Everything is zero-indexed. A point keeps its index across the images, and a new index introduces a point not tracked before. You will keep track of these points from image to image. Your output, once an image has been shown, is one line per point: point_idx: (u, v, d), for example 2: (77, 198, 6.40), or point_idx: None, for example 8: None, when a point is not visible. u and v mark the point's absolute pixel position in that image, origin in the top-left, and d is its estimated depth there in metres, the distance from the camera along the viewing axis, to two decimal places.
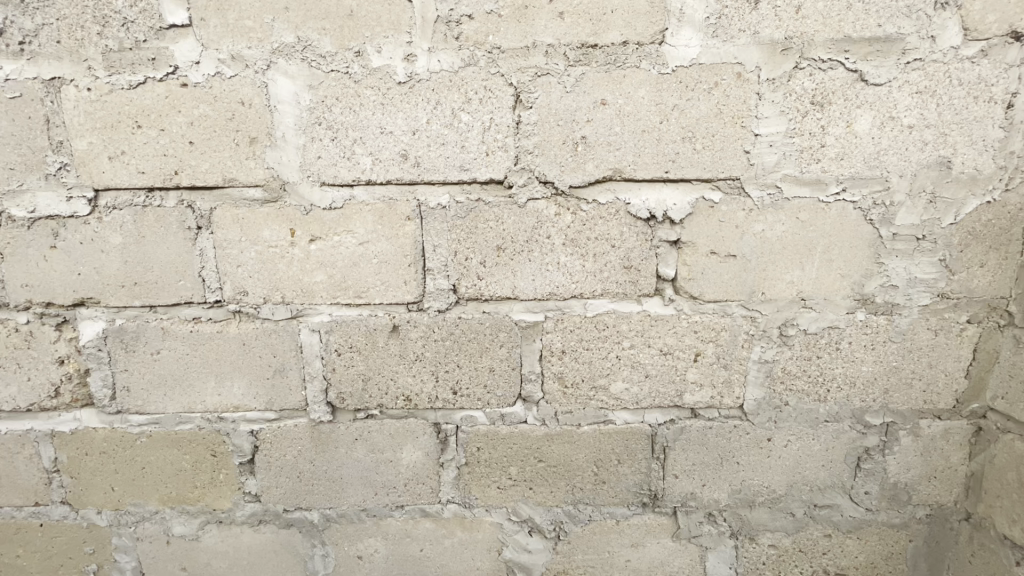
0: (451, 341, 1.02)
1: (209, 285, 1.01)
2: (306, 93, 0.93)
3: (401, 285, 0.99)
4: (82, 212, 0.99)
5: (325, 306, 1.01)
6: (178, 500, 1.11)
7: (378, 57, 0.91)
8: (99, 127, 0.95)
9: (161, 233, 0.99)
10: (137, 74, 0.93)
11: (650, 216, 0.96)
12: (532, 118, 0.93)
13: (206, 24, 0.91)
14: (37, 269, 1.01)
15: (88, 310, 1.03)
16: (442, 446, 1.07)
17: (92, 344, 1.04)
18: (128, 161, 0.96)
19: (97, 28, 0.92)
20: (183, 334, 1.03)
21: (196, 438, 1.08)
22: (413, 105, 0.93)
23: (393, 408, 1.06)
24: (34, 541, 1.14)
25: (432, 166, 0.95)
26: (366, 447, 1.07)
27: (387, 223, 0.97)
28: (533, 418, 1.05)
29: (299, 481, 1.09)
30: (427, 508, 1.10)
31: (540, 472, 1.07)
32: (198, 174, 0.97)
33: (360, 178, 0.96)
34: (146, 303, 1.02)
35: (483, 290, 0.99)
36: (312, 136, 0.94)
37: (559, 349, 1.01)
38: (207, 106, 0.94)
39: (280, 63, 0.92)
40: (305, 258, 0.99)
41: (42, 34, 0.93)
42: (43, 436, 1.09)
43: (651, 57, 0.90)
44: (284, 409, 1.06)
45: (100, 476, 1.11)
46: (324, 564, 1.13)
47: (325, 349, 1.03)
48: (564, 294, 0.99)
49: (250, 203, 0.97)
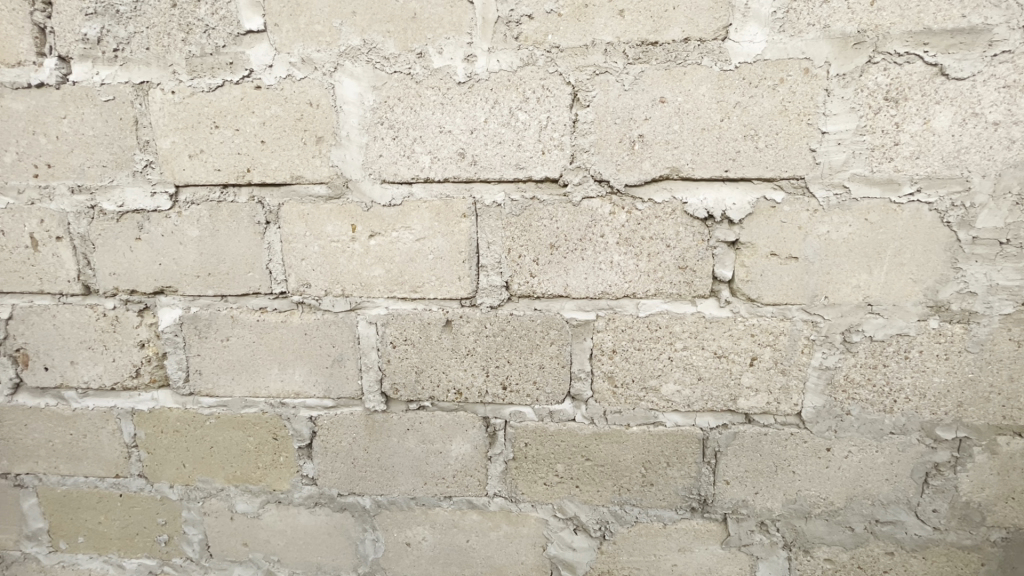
0: (502, 337, 1.03)
1: (276, 276, 1.07)
2: (370, 93, 0.96)
3: (455, 281, 1.02)
4: (164, 207, 1.06)
5: (383, 299, 1.05)
6: (242, 480, 1.18)
7: (439, 58, 0.94)
8: (181, 127, 1.02)
9: (233, 227, 1.05)
10: (216, 78, 0.99)
11: (708, 216, 0.94)
12: (589, 117, 0.93)
13: (280, 29, 0.96)
14: (123, 258, 1.10)
15: (167, 298, 1.11)
16: (491, 440, 1.09)
17: (170, 330, 1.12)
18: (206, 159, 1.03)
19: (182, 35, 0.99)
20: (251, 323, 1.09)
21: (260, 421, 1.14)
22: (472, 105, 0.94)
23: (444, 401, 1.08)
24: (114, 509, 1.24)
25: (489, 164, 0.96)
26: (417, 438, 1.11)
27: (443, 219, 0.99)
28: (582, 417, 1.05)
29: (353, 467, 1.14)
30: (474, 501, 1.12)
31: (587, 471, 1.07)
32: (268, 172, 1.02)
33: (419, 175, 0.98)
34: (218, 293, 1.09)
35: (536, 287, 1.00)
36: (374, 136, 0.98)
37: (610, 348, 1.01)
38: (279, 107, 0.99)
39: (347, 65, 0.96)
40: (364, 253, 1.03)
41: (134, 41, 1.00)
42: (124, 413, 1.18)
43: (713, 54, 0.88)
44: (341, 397, 1.11)
45: (173, 453, 1.19)
46: (374, 549, 1.18)
47: (381, 340, 1.06)
48: (616, 293, 0.99)
49: (315, 199, 1.02)
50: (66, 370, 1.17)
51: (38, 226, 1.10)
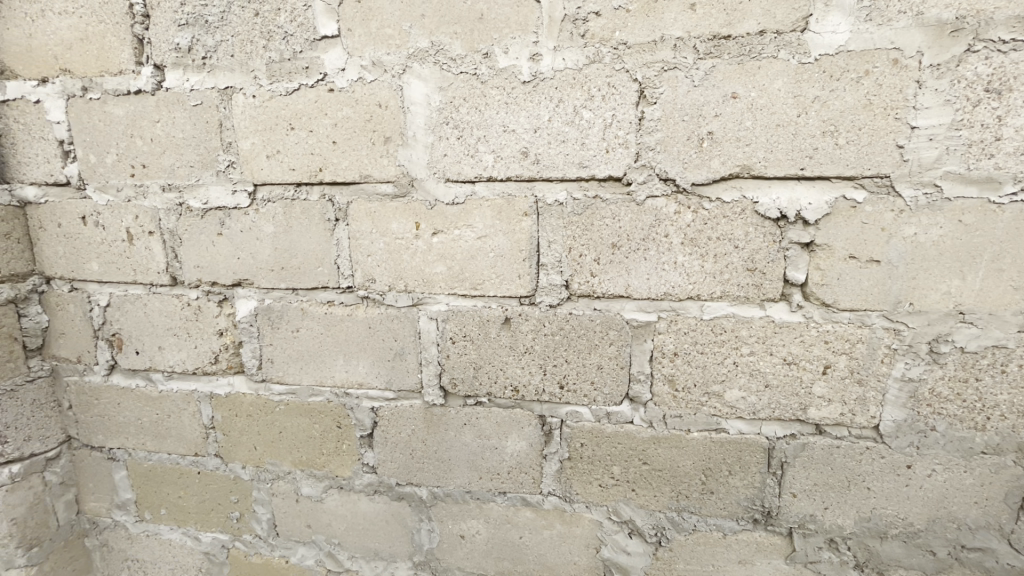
0: (561, 336, 1.03)
1: (343, 272, 1.11)
2: (437, 94, 0.99)
3: (515, 279, 1.02)
4: (243, 204, 1.13)
5: (444, 296, 1.07)
6: (307, 464, 1.24)
7: (504, 58, 0.94)
8: (261, 129, 1.08)
9: (306, 224, 1.11)
10: (293, 82, 1.05)
11: (780, 216, 0.90)
12: (655, 114, 0.91)
13: (353, 34, 1.00)
14: (206, 252, 1.18)
15: (244, 290, 1.18)
16: (546, 439, 1.09)
17: (246, 320, 1.19)
18: (282, 159, 1.09)
19: (263, 42, 1.05)
20: (319, 315, 1.14)
21: (325, 410, 1.19)
22: (536, 104, 0.95)
23: (501, 398, 1.09)
24: (193, 485, 1.34)
25: (552, 163, 0.96)
26: (473, 433, 1.12)
27: (505, 218, 1.00)
28: (640, 419, 1.03)
29: (411, 458, 1.17)
30: (529, 498, 1.13)
31: (644, 475, 1.05)
32: (339, 172, 1.06)
33: (482, 174, 1.00)
34: (290, 286, 1.15)
35: (596, 287, 0.99)
36: (439, 136, 1.00)
37: (671, 351, 0.99)
38: (350, 109, 1.03)
39: (415, 67, 0.99)
40: (427, 250, 1.05)
41: (220, 49, 1.07)
42: (204, 397, 1.27)
43: (791, 46, 0.84)
44: (401, 390, 1.14)
45: (245, 436, 1.26)
46: (429, 539, 1.21)
47: (441, 336, 1.09)
48: (679, 294, 0.96)
49: (381, 198, 1.06)
50: (154, 354, 1.27)
51: (133, 222, 1.20)
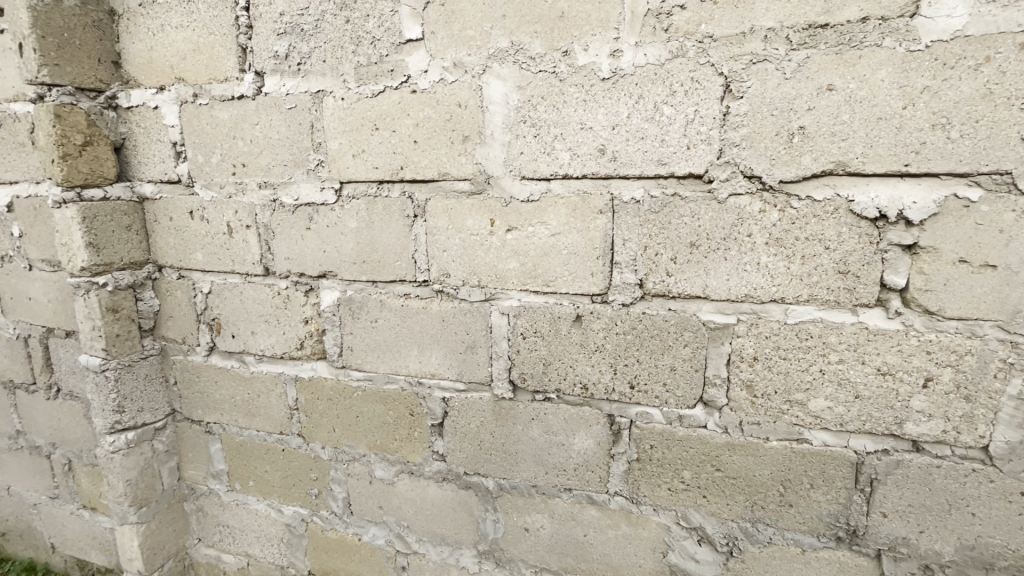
0: (633, 335, 1.02)
1: (420, 266, 1.16)
2: (515, 93, 1.00)
3: (587, 277, 1.02)
4: (330, 201, 1.20)
5: (515, 292, 1.09)
6: (381, 448, 1.30)
7: (584, 55, 0.94)
8: (348, 129, 1.15)
9: (387, 220, 1.16)
10: (378, 84, 1.10)
11: (879, 216, 0.84)
12: (742, 108, 0.88)
13: (436, 36, 1.04)
14: (296, 245, 1.26)
15: (328, 282, 1.26)
16: (614, 439, 1.08)
17: (330, 309, 1.27)
18: (366, 158, 1.15)
19: (353, 47, 1.11)
20: (396, 307, 1.20)
21: (399, 397, 1.25)
22: (615, 100, 0.94)
23: (570, 395, 1.09)
24: (277, 461, 1.44)
25: (629, 160, 0.95)
26: (540, 428, 1.13)
27: (580, 215, 1.00)
28: (714, 424, 1.00)
29: (479, 449, 1.20)
30: (594, 497, 1.12)
31: (716, 482, 1.02)
32: (419, 170, 1.11)
33: (558, 172, 1.00)
34: (370, 279, 1.21)
35: (672, 286, 0.97)
36: (516, 134, 1.02)
37: (751, 356, 0.95)
38: (431, 109, 1.07)
39: (494, 67, 1.01)
40: (501, 247, 1.07)
41: (314, 55, 1.15)
42: (290, 379, 1.36)
43: (898, 33, 0.78)
44: (471, 382, 1.17)
45: (326, 418, 1.35)
46: (494, 529, 1.23)
47: (512, 331, 1.10)
48: (762, 297, 0.92)
49: (458, 195, 1.09)
50: (248, 338, 1.38)
51: (233, 216, 1.31)
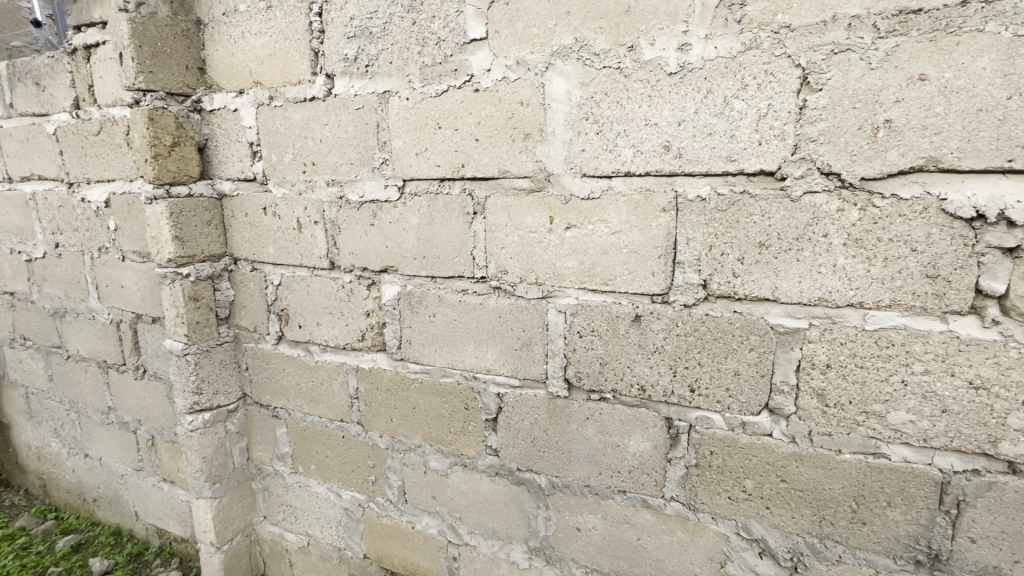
0: (695, 337, 0.99)
1: (478, 262, 1.17)
2: (578, 90, 0.99)
3: (648, 276, 1.00)
4: (393, 198, 1.24)
5: (573, 290, 1.08)
6: (436, 440, 1.33)
7: (651, 50, 0.92)
8: (412, 129, 1.18)
9: (447, 217, 1.19)
10: (443, 84, 1.12)
11: (976, 216, 0.77)
12: (820, 102, 0.83)
13: (500, 35, 1.05)
14: (361, 240, 1.31)
15: (390, 276, 1.30)
16: (672, 443, 1.05)
17: (391, 303, 1.31)
18: (429, 156, 1.17)
19: (418, 48, 1.14)
20: (454, 303, 1.22)
21: (455, 391, 1.27)
22: (682, 95, 0.91)
23: (627, 396, 1.08)
24: (338, 447, 1.51)
25: (696, 157, 0.92)
26: (595, 428, 1.12)
27: (641, 213, 0.98)
28: (781, 433, 0.96)
29: (532, 446, 1.20)
30: (649, 500, 1.10)
31: (781, 494, 0.98)
32: (480, 167, 1.12)
33: (621, 169, 0.99)
34: (430, 274, 1.24)
35: (738, 288, 0.94)
36: (578, 131, 1.01)
37: (823, 362, 0.90)
38: (493, 107, 1.08)
39: (558, 64, 1.00)
40: (560, 244, 1.07)
41: (381, 57, 1.19)
42: (351, 369, 1.42)
43: (1003, 17, 0.72)
44: (526, 379, 1.17)
45: (384, 408, 1.39)
46: (546, 526, 1.24)
47: (569, 329, 1.10)
48: (838, 301, 0.87)
49: (518, 192, 1.09)
50: (313, 329, 1.45)
51: (303, 213, 1.38)
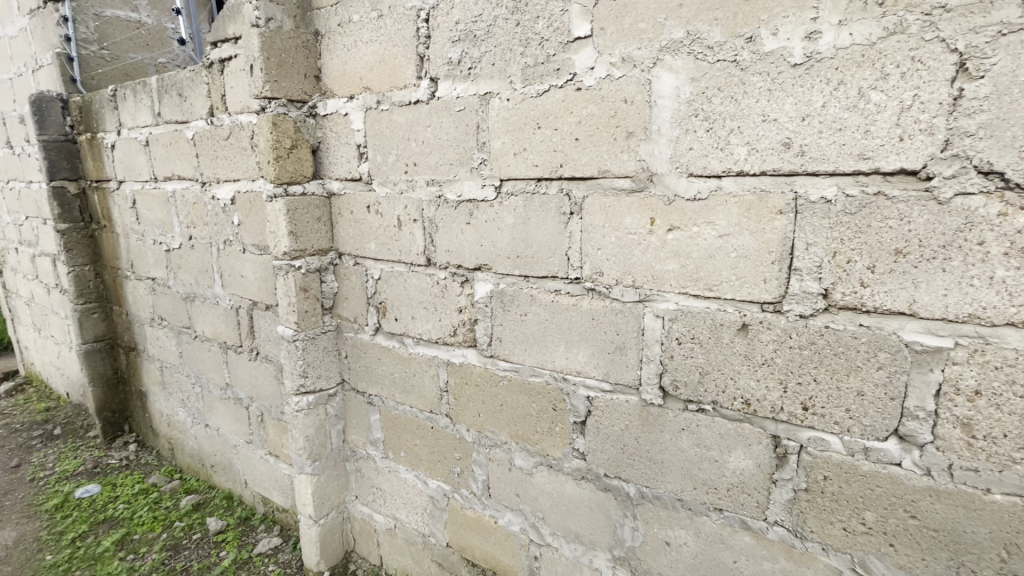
0: (811, 351, 0.91)
1: (573, 263, 1.16)
2: (688, 86, 0.95)
3: (759, 283, 0.94)
4: (490, 197, 1.26)
5: (673, 294, 1.04)
6: (522, 438, 1.34)
7: (773, 40, 0.86)
8: (512, 129, 1.19)
9: (543, 217, 1.19)
10: (544, 83, 1.12)
11: None
12: (981, 90, 0.73)
13: (605, 32, 1.03)
14: (457, 238, 1.35)
15: (483, 274, 1.33)
16: (778, 463, 0.98)
17: (483, 301, 1.34)
18: (527, 156, 1.18)
19: (521, 49, 1.15)
20: (546, 302, 1.22)
21: (544, 391, 1.27)
22: (807, 88, 0.84)
23: (728, 409, 1.02)
24: (426, 437, 1.57)
25: (821, 155, 0.85)
26: (691, 440, 1.07)
27: (754, 215, 0.92)
28: (912, 463, 0.86)
29: (622, 453, 1.17)
30: (749, 522, 1.03)
31: (909, 531, 0.88)
32: (579, 167, 1.11)
33: (732, 168, 0.93)
34: (523, 274, 1.25)
35: (866, 299, 0.85)
36: (686, 129, 0.97)
37: (971, 388, 0.79)
38: (595, 106, 1.06)
39: (666, 59, 0.96)
40: (661, 247, 1.03)
41: (484, 59, 1.21)
42: (442, 363, 1.47)
43: None
44: (618, 384, 1.14)
45: (472, 402, 1.43)
46: (632, 536, 1.20)
47: (667, 335, 1.06)
48: (994, 318, 0.76)
49: (618, 193, 1.07)
50: (408, 322, 1.52)
51: (403, 211, 1.45)
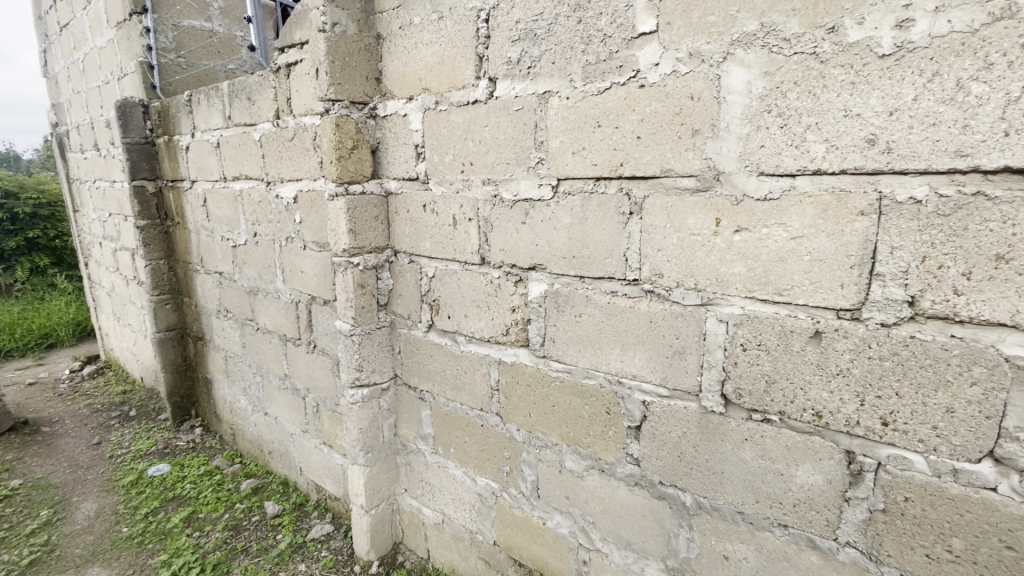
0: (894, 363, 0.85)
1: (631, 264, 1.14)
2: (761, 80, 0.91)
3: (835, 288, 0.88)
4: (547, 196, 1.26)
5: (739, 299, 0.99)
6: (574, 441, 1.33)
7: (858, 30, 0.81)
8: (571, 128, 1.18)
9: (601, 217, 1.17)
10: (605, 81, 1.10)
11: None
12: None
13: (672, 27, 1.00)
14: (512, 238, 1.35)
15: (537, 274, 1.32)
16: (852, 480, 0.92)
17: (536, 301, 1.33)
18: (586, 155, 1.16)
19: (582, 46, 1.13)
20: (602, 304, 1.20)
21: (598, 394, 1.25)
22: (896, 81, 0.79)
23: (796, 420, 0.97)
24: (476, 434, 1.58)
25: (911, 152, 0.79)
26: (755, 451, 1.02)
27: (831, 217, 0.87)
28: (1009, 489, 0.79)
29: (679, 461, 1.13)
30: (817, 541, 0.98)
31: (1004, 562, 0.81)
32: (640, 166, 1.08)
33: (808, 167, 0.88)
34: (578, 274, 1.23)
35: (960, 308, 0.79)
36: (757, 126, 0.93)
37: None
38: (659, 103, 1.03)
39: (738, 53, 0.92)
40: (726, 249, 0.99)
41: (544, 58, 1.20)
42: (494, 361, 1.47)
43: None
44: (676, 390, 1.11)
45: (523, 402, 1.42)
46: (688, 548, 1.16)
47: (731, 341, 1.02)
48: None
49: (681, 192, 1.03)
50: (461, 320, 1.53)
51: (459, 210, 1.46)
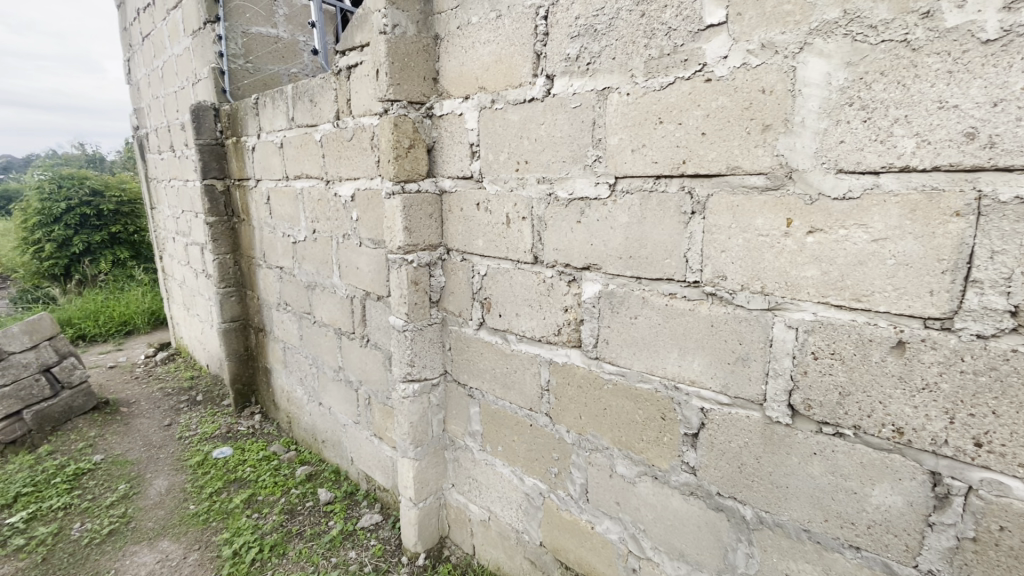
0: (991, 378, 0.78)
1: (691, 266, 1.10)
2: (842, 71, 0.85)
3: (923, 295, 0.81)
4: (603, 195, 1.23)
5: (811, 304, 0.94)
6: (626, 445, 1.29)
7: (957, 14, 0.74)
8: (631, 125, 1.15)
9: (660, 216, 1.13)
10: (669, 76, 1.07)
11: None
12: None
13: (743, 18, 0.95)
14: (566, 237, 1.34)
15: (591, 274, 1.30)
16: (937, 504, 0.85)
17: (590, 301, 1.31)
18: (646, 152, 1.13)
19: (645, 40, 1.10)
20: (660, 306, 1.16)
21: (653, 399, 1.21)
22: (1003, 68, 0.72)
23: (873, 436, 0.90)
24: (525, 434, 1.57)
25: (1018, 147, 0.72)
26: (825, 466, 0.96)
27: (920, 217, 0.80)
28: None
29: (739, 472, 1.08)
30: (894, 566, 0.91)
31: None
32: (704, 163, 1.04)
33: (894, 164, 0.82)
34: (635, 274, 1.20)
35: None
36: (837, 120, 0.87)
37: None
38: (726, 98, 0.99)
39: (816, 43, 0.87)
40: (797, 251, 0.94)
41: (604, 53, 1.18)
42: (545, 361, 1.46)
43: None
44: (738, 398, 1.06)
45: (574, 404, 1.40)
46: (746, 563, 1.11)
47: (801, 348, 0.96)
48: None
49: (749, 190, 0.98)
50: (513, 319, 1.53)
51: (512, 209, 1.46)
